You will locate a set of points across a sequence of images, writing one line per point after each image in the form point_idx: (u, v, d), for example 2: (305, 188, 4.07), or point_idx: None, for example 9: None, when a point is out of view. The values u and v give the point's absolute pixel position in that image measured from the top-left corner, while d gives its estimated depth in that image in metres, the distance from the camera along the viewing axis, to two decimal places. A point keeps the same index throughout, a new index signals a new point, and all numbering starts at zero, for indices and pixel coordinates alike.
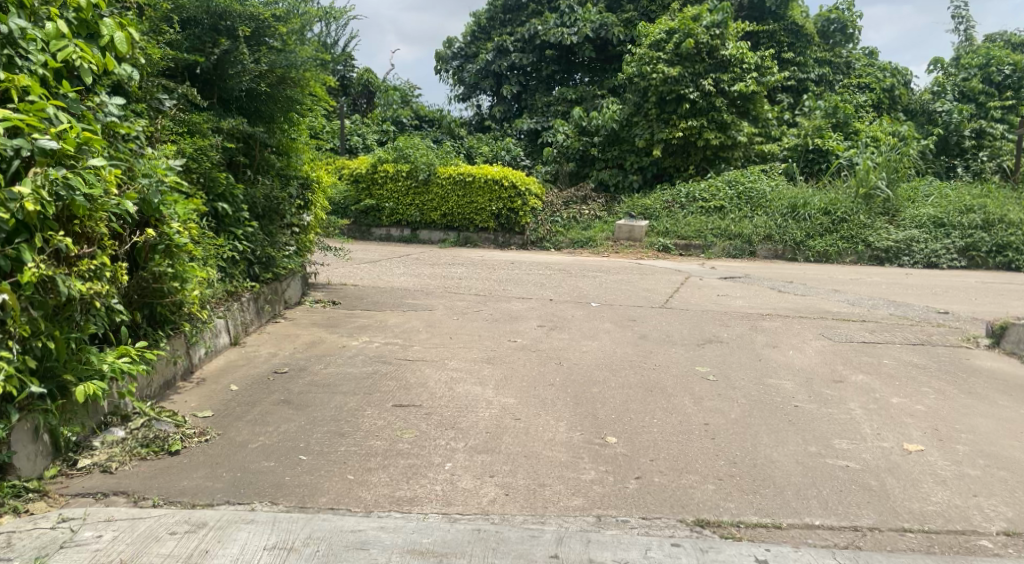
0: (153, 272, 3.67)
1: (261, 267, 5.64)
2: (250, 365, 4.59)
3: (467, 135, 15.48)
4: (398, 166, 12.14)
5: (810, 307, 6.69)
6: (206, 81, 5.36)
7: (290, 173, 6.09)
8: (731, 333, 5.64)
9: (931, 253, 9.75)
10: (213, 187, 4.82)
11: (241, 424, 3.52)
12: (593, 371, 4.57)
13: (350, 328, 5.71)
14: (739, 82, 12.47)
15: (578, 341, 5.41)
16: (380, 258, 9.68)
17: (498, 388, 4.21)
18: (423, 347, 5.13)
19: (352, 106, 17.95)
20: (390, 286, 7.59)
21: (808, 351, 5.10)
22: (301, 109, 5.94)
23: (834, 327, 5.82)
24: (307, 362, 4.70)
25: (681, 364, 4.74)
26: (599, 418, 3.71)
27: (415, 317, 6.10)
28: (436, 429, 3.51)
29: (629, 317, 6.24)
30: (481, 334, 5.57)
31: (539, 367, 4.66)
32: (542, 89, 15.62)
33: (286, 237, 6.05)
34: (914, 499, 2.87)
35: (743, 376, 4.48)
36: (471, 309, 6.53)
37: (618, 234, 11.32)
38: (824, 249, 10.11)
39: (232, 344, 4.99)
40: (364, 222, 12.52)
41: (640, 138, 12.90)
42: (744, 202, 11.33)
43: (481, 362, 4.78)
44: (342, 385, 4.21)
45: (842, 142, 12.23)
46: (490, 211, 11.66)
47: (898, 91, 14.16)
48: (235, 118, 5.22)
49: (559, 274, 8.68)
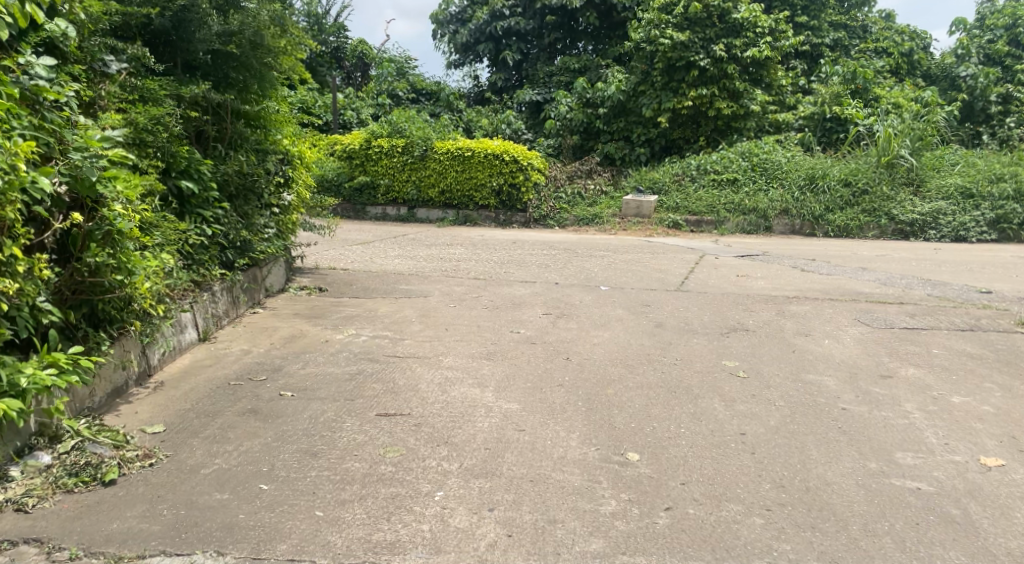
0: (87, 263, 3.12)
1: (235, 253, 5.09)
2: (219, 365, 4.07)
3: (466, 108, 14.83)
4: (393, 141, 11.54)
5: (838, 288, 6.12)
6: (165, 41, 4.84)
7: (267, 147, 5.50)
8: (757, 319, 5.09)
9: (959, 227, 9.14)
10: (174, 162, 4.31)
11: (196, 442, 3.01)
12: (606, 368, 4.04)
13: (335, 318, 5.18)
14: (752, 47, 11.76)
15: (587, 331, 4.88)
16: (375, 239, 9.13)
17: (499, 391, 3.68)
18: (416, 341, 4.60)
19: (346, 78, 17.32)
20: (383, 269, 7.05)
21: (847, 340, 4.54)
22: (279, 77, 5.40)
23: (869, 311, 5.27)
24: (284, 362, 4.16)
25: (705, 358, 4.20)
26: (617, 427, 3.18)
27: (409, 306, 5.57)
28: (425, 446, 2.99)
29: (642, 302, 5.69)
30: (480, 324, 5.03)
31: (546, 364, 4.13)
32: (543, 58, 14.94)
33: (264, 219, 5.46)
34: (1009, 535, 2.33)
35: (778, 372, 3.94)
36: (470, 294, 5.99)
37: (625, 210, 10.75)
38: (845, 223, 9.57)
39: (201, 340, 4.48)
40: (359, 201, 11.95)
41: (648, 107, 12.27)
42: (759, 174, 10.73)
43: (479, 358, 4.24)
44: (320, 389, 3.69)
45: (861, 109, 11.56)
46: (491, 187, 11.09)
47: (918, 55, 13.46)
48: (198, 84, 4.68)
49: (564, 255, 8.12)
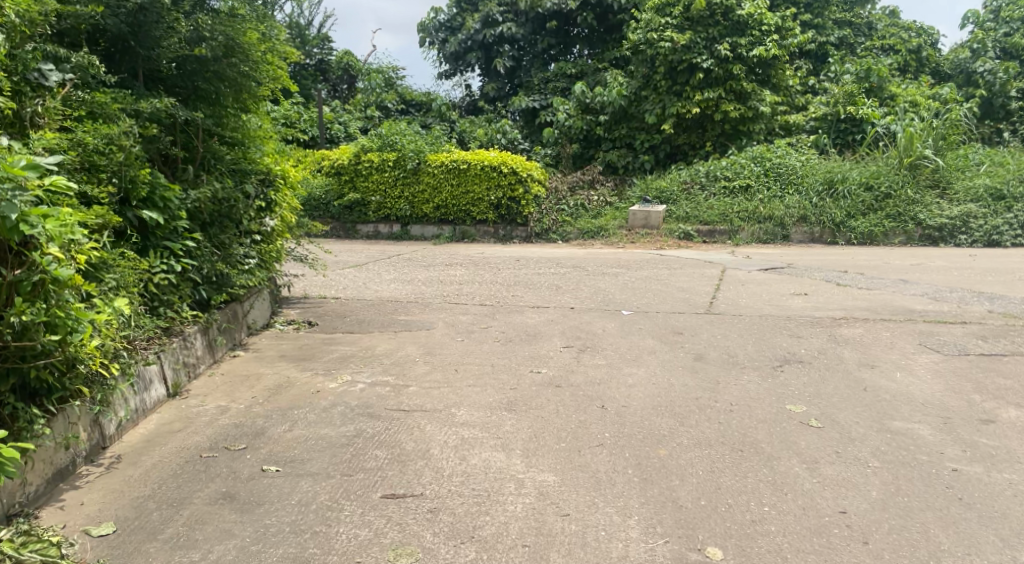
0: (11, 322, 2.49)
1: (212, 288, 4.43)
2: (190, 430, 3.41)
3: (459, 118, 14.22)
4: (384, 155, 10.94)
5: (887, 306, 5.50)
6: (121, 49, 4.22)
7: (245, 168, 4.89)
8: (809, 349, 4.46)
9: (991, 230, 8.54)
10: (134, 190, 3.71)
11: (154, 549, 2.38)
12: (651, 418, 3.41)
13: (328, 360, 4.52)
14: (758, 46, 11.21)
15: (617, 368, 4.23)
16: (368, 260, 8.47)
17: (529, 456, 3.03)
18: (423, 388, 3.96)
19: (332, 91, 16.72)
20: (379, 297, 6.39)
21: (923, 373, 3.92)
22: (258, 87, 4.79)
23: (933, 334, 4.66)
24: (268, 422, 3.50)
25: (766, 402, 3.56)
26: (684, 507, 2.56)
27: (411, 341, 4.93)
28: (445, 546, 2.37)
29: (672, 330, 5.06)
30: (494, 364, 4.38)
31: (578, 415, 3.48)
32: (538, 65, 14.40)
33: (244, 247, 4.81)
34: None
35: (857, 418, 3.31)
36: (479, 325, 5.34)
37: (632, 221, 10.15)
38: (868, 229, 8.96)
39: (170, 397, 3.82)
40: (349, 219, 11.28)
41: (650, 113, 11.69)
42: (773, 180, 10.15)
43: (498, 410, 3.59)
44: (313, 461, 3.05)
45: (877, 108, 10.99)
46: (489, 201, 10.47)
47: (926, 52, 13.02)
48: (162, 97, 4.07)
49: (574, 273, 7.49)
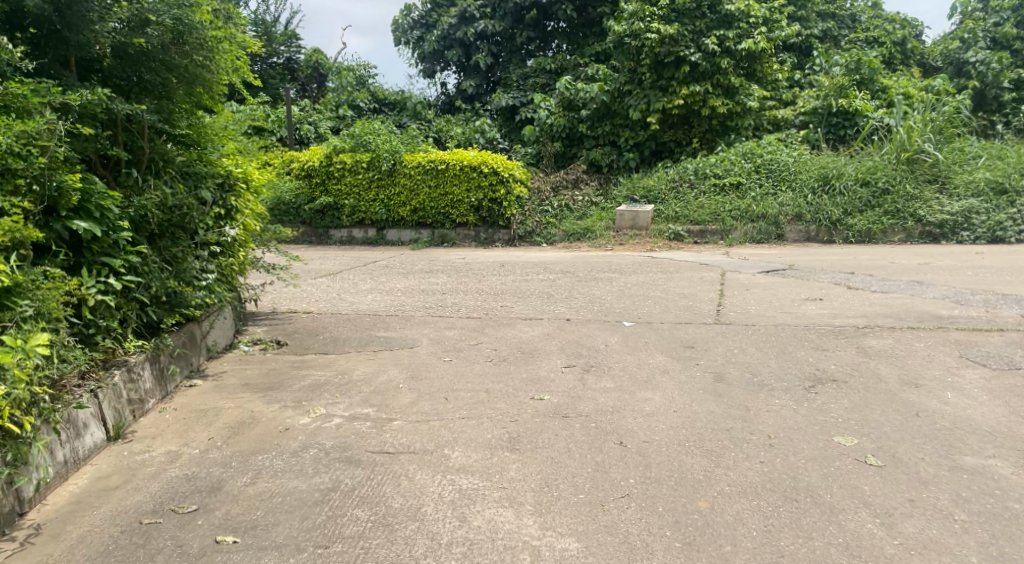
0: None
1: (162, 309, 3.84)
2: (130, 487, 2.84)
3: (435, 117, 13.67)
4: (357, 156, 10.37)
5: (910, 311, 5.07)
6: (47, 34, 3.64)
7: (200, 171, 4.31)
8: (840, 364, 3.99)
9: (995, 226, 8.14)
10: (61, 199, 3.14)
11: None
12: (681, 458, 2.91)
13: (298, 389, 3.95)
14: (747, 39, 10.82)
15: (629, 392, 3.72)
16: (341, 268, 7.90)
17: (542, 514, 2.52)
18: (408, 423, 3.40)
19: (302, 90, 16.08)
20: (354, 310, 5.82)
21: (977, 394, 3.47)
22: (215, 79, 4.20)
23: (973, 344, 4.22)
24: (225, 472, 2.93)
25: (808, 433, 3.08)
26: None
27: (392, 363, 4.37)
28: None
29: (683, 344, 4.56)
30: (489, 390, 3.84)
31: (594, 455, 2.97)
32: (516, 60, 13.90)
33: (201, 260, 4.18)
34: None
35: (921, 454, 2.85)
36: (467, 342, 4.80)
37: (620, 222, 9.66)
38: (866, 227, 8.59)
39: (110, 441, 3.23)
40: (321, 223, 10.67)
41: (635, 109, 11.22)
42: (765, 177, 9.75)
43: (499, 449, 3.07)
44: (280, 525, 2.51)
45: (869, 102, 10.67)
46: (469, 202, 9.93)
47: (911, 43, 12.81)
48: (96, 89, 3.50)
49: (564, 279, 6.98)
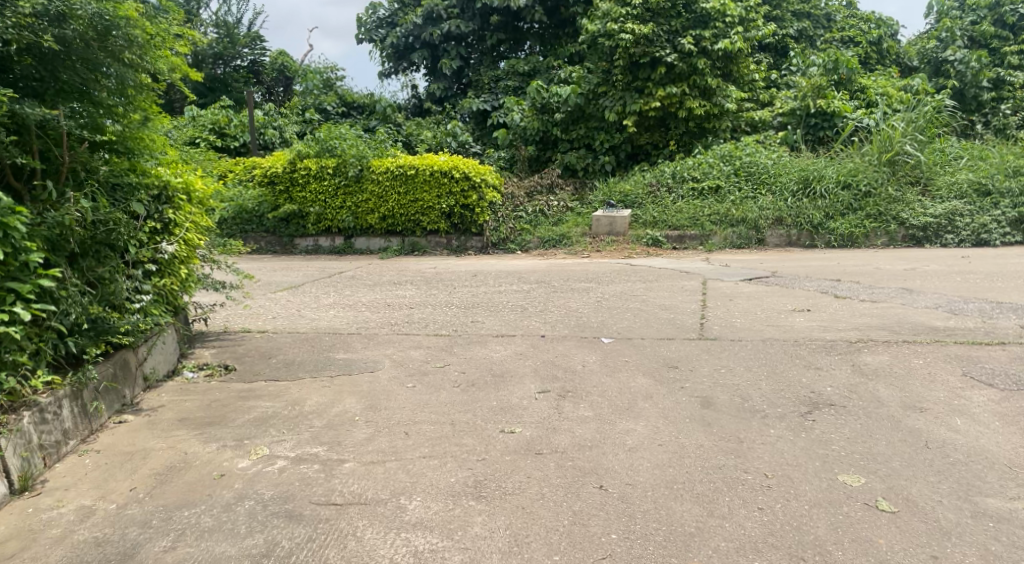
0: None
1: (86, 337, 3.39)
2: (28, 557, 2.43)
3: (405, 120, 13.27)
4: (322, 161, 9.94)
5: (904, 322, 4.78)
6: None
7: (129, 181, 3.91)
8: (837, 385, 3.67)
9: (980, 229, 7.95)
10: None
11: None
12: (670, 505, 2.56)
13: (241, 423, 3.54)
14: (723, 38, 10.56)
15: (609, 422, 3.36)
16: (303, 281, 7.46)
17: None
18: (362, 465, 3.01)
19: (267, 94, 15.59)
20: (313, 328, 5.40)
21: (989, 419, 3.17)
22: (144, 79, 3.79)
23: (976, 360, 3.92)
24: (143, 534, 2.53)
25: (810, 472, 2.75)
26: None
27: (349, 390, 3.98)
28: None
29: (666, 363, 4.22)
30: (455, 422, 3.46)
31: (572, 502, 2.61)
32: (487, 62, 13.55)
33: (133, 280, 3.77)
34: None
35: (936, 496, 2.54)
36: (433, 364, 4.41)
37: (596, 228, 9.32)
38: (849, 231, 8.35)
39: (13, 495, 2.83)
40: (286, 232, 10.19)
41: (610, 110, 10.91)
42: (744, 180, 9.47)
43: (464, 497, 2.70)
44: None
45: (847, 102, 10.46)
46: (440, 209, 9.53)
47: (886, 43, 12.67)
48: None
49: (539, 290, 6.63)
